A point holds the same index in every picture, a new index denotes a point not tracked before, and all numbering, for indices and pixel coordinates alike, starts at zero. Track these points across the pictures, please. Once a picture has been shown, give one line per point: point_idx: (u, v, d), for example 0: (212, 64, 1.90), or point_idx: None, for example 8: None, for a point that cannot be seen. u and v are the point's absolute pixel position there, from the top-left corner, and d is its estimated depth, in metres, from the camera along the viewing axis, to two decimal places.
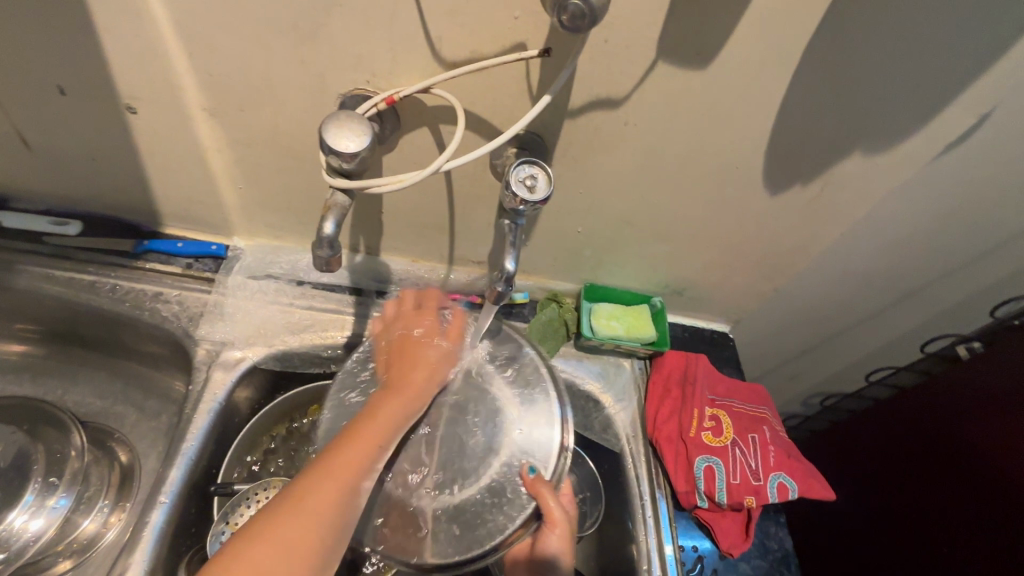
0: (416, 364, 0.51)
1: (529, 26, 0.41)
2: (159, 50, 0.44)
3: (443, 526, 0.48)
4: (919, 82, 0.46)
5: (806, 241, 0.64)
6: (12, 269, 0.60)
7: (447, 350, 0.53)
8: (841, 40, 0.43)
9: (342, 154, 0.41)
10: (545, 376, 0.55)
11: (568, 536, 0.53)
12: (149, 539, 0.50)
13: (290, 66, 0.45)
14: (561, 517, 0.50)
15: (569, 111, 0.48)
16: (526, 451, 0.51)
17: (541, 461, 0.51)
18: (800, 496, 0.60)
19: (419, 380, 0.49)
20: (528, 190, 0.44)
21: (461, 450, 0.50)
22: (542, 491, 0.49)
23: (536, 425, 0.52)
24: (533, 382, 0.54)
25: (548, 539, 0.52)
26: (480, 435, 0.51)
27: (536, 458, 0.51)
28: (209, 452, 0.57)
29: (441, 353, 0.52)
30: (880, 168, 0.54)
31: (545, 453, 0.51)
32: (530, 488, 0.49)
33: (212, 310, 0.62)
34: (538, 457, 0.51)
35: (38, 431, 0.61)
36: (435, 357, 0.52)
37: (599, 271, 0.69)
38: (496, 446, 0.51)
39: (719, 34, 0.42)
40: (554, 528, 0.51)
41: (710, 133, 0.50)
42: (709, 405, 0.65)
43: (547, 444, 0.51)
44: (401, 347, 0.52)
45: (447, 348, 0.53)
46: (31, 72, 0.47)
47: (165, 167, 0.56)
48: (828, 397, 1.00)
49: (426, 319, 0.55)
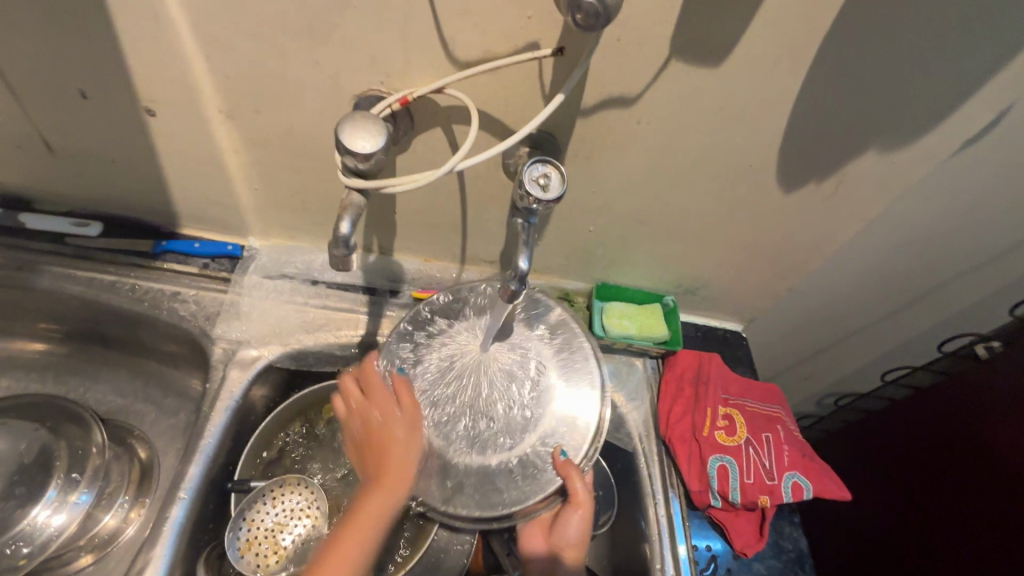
0: (384, 453, 0.50)
1: (541, 25, 0.41)
2: (178, 53, 0.45)
3: (471, 486, 0.53)
4: (937, 78, 0.45)
5: (820, 239, 0.64)
6: (35, 269, 0.61)
7: (409, 427, 0.52)
8: (856, 37, 0.42)
9: (357, 154, 0.41)
10: (586, 357, 0.60)
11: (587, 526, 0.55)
12: (169, 534, 0.51)
13: (304, 68, 0.45)
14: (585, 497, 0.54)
15: (582, 110, 0.48)
16: (566, 428, 0.56)
17: (574, 447, 0.55)
18: (814, 496, 0.59)
19: (394, 471, 0.49)
20: (541, 188, 0.44)
21: (505, 422, 0.56)
22: (572, 473, 0.53)
23: (575, 412, 0.57)
24: (578, 376, 0.58)
25: (567, 521, 0.55)
26: (522, 411, 0.57)
27: (568, 443, 0.55)
28: (226, 449, 0.58)
29: (406, 432, 0.51)
30: (895, 165, 0.54)
31: (581, 436, 0.56)
32: (560, 470, 0.53)
33: (228, 309, 0.63)
34: (569, 441, 0.56)
35: (61, 428, 0.62)
36: (403, 440, 0.51)
37: (611, 270, 0.69)
38: (536, 423, 0.56)
39: (733, 31, 0.42)
40: (576, 509, 0.55)
41: (723, 130, 0.50)
42: (722, 404, 0.65)
43: (583, 431, 0.56)
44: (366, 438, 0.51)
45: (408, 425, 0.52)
46: (53, 76, 0.48)
47: (182, 168, 0.56)
48: (842, 397, 0.99)
49: (382, 399, 0.52)
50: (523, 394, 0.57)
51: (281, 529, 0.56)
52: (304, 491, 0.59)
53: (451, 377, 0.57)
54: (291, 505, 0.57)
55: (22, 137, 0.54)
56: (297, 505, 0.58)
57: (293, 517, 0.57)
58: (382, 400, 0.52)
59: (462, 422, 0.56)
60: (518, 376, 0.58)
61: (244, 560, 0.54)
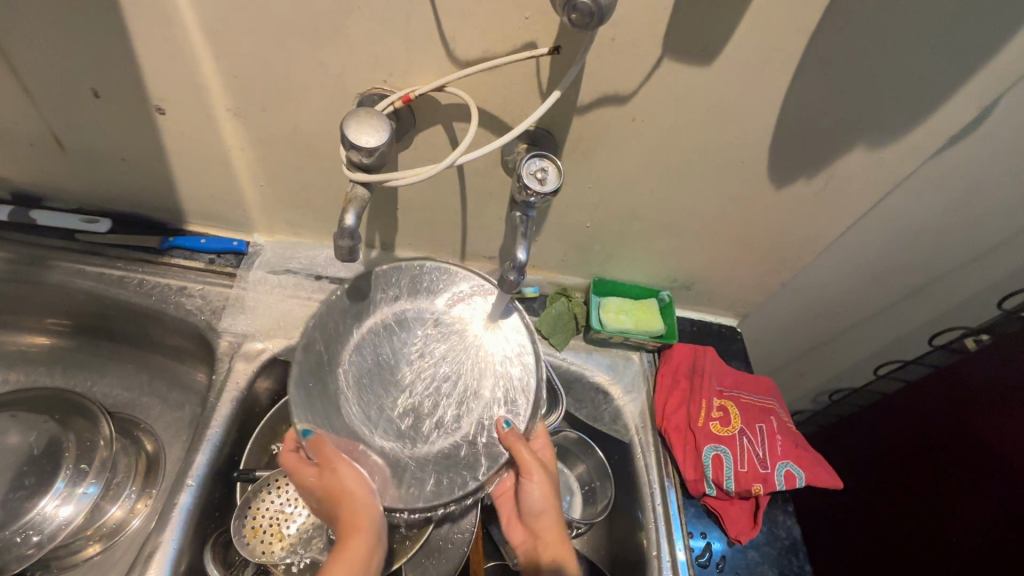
0: (337, 507, 0.48)
1: (538, 26, 0.42)
2: (188, 51, 0.46)
3: (436, 475, 0.52)
4: (920, 75, 0.47)
5: (813, 234, 0.65)
6: (46, 264, 0.62)
7: (344, 473, 0.49)
8: (841, 35, 0.44)
9: (362, 149, 0.43)
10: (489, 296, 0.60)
11: (548, 487, 0.55)
12: (178, 519, 0.52)
13: (310, 67, 0.47)
14: (536, 471, 0.54)
15: (578, 108, 0.50)
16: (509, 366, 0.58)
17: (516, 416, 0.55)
18: (806, 484, 0.61)
19: (349, 518, 0.47)
20: (538, 182, 0.46)
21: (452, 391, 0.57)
22: (514, 443, 0.53)
23: (517, 380, 0.57)
24: (516, 343, 0.59)
25: (529, 489, 0.55)
26: (460, 373, 0.57)
27: (513, 416, 0.55)
28: (233, 439, 0.59)
29: (345, 481, 0.49)
30: (884, 162, 0.55)
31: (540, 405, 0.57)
32: (507, 441, 0.53)
33: (234, 303, 0.64)
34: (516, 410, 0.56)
35: (69, 421, 0.64)
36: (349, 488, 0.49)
37: (608, 265, 0.71)
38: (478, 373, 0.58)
39: (724, 30, 0.43)
40: (531, 478, 0.54)
41: (715, 127, 0.52)
42: (717, 396, 0.67)
43: (525, 398, 0.56)
44: (316, 497, 0.49)
45: (343, 472, 0.49)
46: (67, 75, 0.49)
47: (190, 166, 0.58)
48: (836, 392, 1.01)
49: (309, 466, 0.50)
50: (466, 377, 0.57)
51: (285, 517, 0.57)
52: None
53: (381, 390, 0.56)
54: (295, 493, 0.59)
55: (34, 135, 0.56)
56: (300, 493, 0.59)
57: (297, 504, 0.58)
58: (306, 468, 0.50)
59: (415, 421, 0.55)
60: (456, 362, 0.58)
61: (249, 546, 0.55)
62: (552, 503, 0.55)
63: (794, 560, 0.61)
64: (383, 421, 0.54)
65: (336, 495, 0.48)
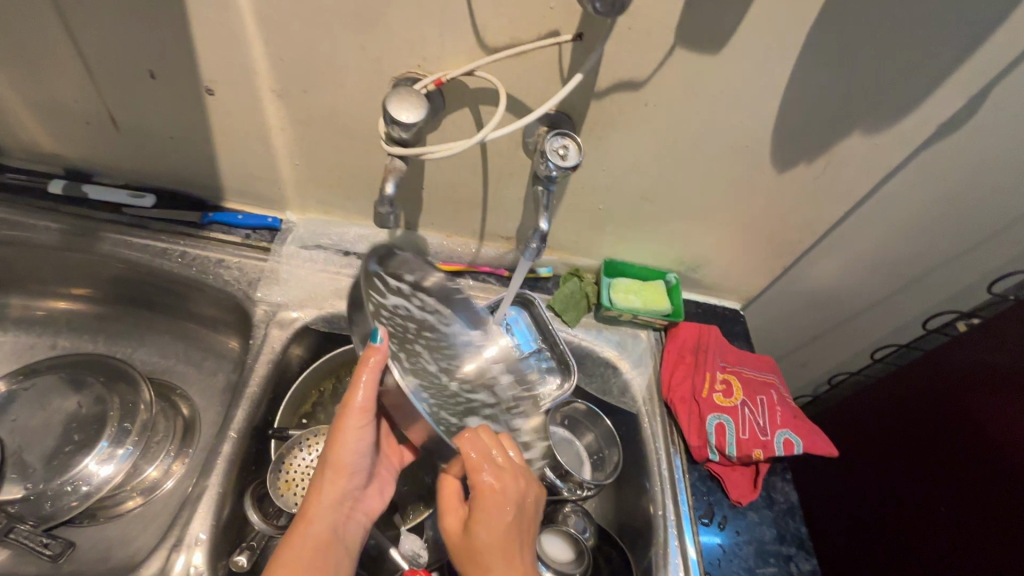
0: (334, 451, 0.52)
1: (563, 14, 0.47)
2: (240, 36, 0.51)
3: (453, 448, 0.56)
4: (910, 65, 0.51)
5: (813, 218, 0.69)
6: (96, 236, 0.67)
7: (345, 438, 0.52)
8: (836, 29, 0.48)
9: (401, 124, 0.47)
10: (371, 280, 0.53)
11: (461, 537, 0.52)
12: (220, 467, 0.56)
13: (351, 52, 0.51)
14: (451, 518, 0.54)
15: (596, 92, 0.54)
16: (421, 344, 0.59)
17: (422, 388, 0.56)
18: (804, 451, 0.65)
19: (338, 464, 0.52)
20: (560, 157, 0.50)
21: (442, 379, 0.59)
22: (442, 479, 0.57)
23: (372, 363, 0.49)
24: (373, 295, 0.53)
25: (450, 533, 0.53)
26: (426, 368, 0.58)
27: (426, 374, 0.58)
28: (268, 399, 0.63)
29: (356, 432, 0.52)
30: (879, 147, 0.59)
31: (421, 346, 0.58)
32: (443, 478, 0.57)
33: (269, 275, 0.69)
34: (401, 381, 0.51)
35: (113, 383, 0.68)
36: (343, 455, 0.52)
37: (618, 247, 0.75)
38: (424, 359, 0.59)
39: (731, 21, 0.48)
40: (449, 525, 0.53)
41: (722, 112, 0.56)
42: (720, 370, 0.71)
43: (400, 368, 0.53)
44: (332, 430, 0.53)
45: (337, 437, 0.52)
46: (127, 58, 0.54)
47: (233, 145, 0.62)
48: (834, 376, 1.04)
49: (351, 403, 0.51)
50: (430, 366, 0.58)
51: (314, 472, 0.61)
52: None
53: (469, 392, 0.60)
54: None
55: (91, 113, 0.60)
56: None
57: None
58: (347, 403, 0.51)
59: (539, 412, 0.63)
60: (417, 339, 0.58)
61: (283, 498, 0.59)
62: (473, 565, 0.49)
63: (791, 522, 0.65)
64: (433, 409, 0.55)
65: (341, 442, 0.52)
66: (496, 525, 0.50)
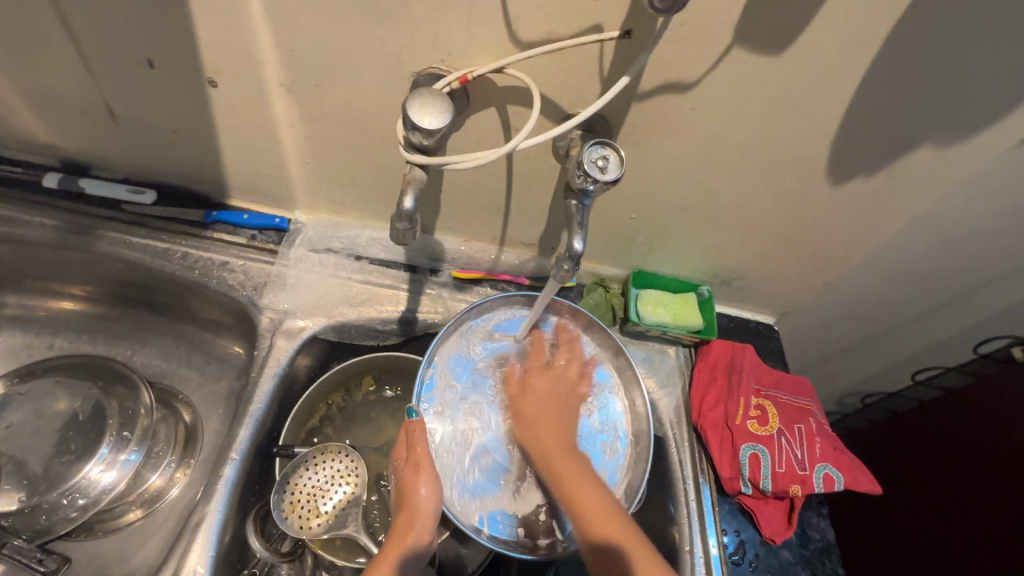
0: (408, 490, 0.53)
1: (608, 7, 0.41)
2: (246, 25, 0.45)
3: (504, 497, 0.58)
4: (1002, 74, 0.45)
5: (865, 234, 0.63)
6: (93, 234, 0.63)
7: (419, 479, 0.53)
8: (920, 31, 0.42)
9: (423, 130, 0.42)
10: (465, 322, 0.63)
11: (528, 395, 0.58)
12: (222, 492, 0.53)
13: (368, 44, 0.46)
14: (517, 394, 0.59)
15: (638, 94, 0.48)
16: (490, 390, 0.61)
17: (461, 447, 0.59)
18: (844, 488, 0.60)
19: (411, 503, 0.52)
20: (599, 170, 0.45)
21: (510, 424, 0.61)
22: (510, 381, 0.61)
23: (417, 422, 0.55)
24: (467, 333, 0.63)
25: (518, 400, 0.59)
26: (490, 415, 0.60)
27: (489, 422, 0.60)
28: (273, 414, 0.60)
29: (425, 477, 0.53)
30: (950, 160, 0.53)
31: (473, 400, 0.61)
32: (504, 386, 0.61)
33: (275, 280, 0.65)
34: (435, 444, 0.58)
35: (110, 388, 0.64)
36: (420, 497, 0.52)
37: (648, 257, 0.70)
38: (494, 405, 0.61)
39: (800, 20, 0.42)
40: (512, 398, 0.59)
41: (778, 120, 0.50)
42: (754, 395, 0.65)
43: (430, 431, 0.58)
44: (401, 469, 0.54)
45: (412, 478, 0.53)
46: (121, 45, 0.49)
47: (239, 141, 0.58)
48: (868, 396, 0.97)
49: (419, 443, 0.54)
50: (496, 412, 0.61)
51: (323, 493, 0.57)
52: (346, 459, 0.60)
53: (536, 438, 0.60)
54: (333, 471, 0.59)
55: (87, 104, 0.56)
56: (338, 472, 0.59)
57: (335, 482, 0.58)
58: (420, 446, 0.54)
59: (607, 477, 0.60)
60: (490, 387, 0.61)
61: (287, 521, 0.55)
62: (533, 412, 0.57)
63: (827, 563, 0.61)
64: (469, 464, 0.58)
65: (412, 479, 0.53)
66: (544, 400, 0.58)
